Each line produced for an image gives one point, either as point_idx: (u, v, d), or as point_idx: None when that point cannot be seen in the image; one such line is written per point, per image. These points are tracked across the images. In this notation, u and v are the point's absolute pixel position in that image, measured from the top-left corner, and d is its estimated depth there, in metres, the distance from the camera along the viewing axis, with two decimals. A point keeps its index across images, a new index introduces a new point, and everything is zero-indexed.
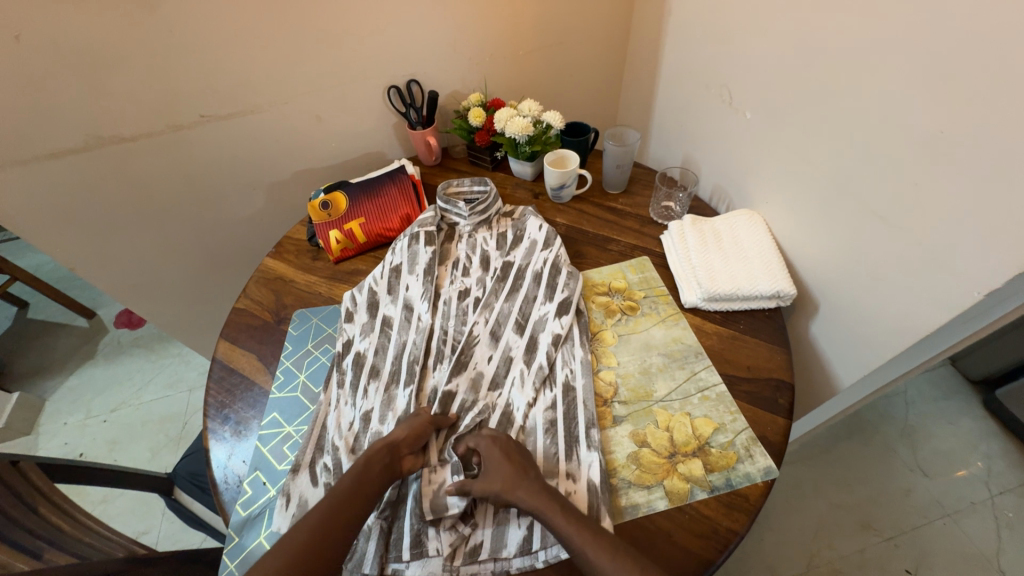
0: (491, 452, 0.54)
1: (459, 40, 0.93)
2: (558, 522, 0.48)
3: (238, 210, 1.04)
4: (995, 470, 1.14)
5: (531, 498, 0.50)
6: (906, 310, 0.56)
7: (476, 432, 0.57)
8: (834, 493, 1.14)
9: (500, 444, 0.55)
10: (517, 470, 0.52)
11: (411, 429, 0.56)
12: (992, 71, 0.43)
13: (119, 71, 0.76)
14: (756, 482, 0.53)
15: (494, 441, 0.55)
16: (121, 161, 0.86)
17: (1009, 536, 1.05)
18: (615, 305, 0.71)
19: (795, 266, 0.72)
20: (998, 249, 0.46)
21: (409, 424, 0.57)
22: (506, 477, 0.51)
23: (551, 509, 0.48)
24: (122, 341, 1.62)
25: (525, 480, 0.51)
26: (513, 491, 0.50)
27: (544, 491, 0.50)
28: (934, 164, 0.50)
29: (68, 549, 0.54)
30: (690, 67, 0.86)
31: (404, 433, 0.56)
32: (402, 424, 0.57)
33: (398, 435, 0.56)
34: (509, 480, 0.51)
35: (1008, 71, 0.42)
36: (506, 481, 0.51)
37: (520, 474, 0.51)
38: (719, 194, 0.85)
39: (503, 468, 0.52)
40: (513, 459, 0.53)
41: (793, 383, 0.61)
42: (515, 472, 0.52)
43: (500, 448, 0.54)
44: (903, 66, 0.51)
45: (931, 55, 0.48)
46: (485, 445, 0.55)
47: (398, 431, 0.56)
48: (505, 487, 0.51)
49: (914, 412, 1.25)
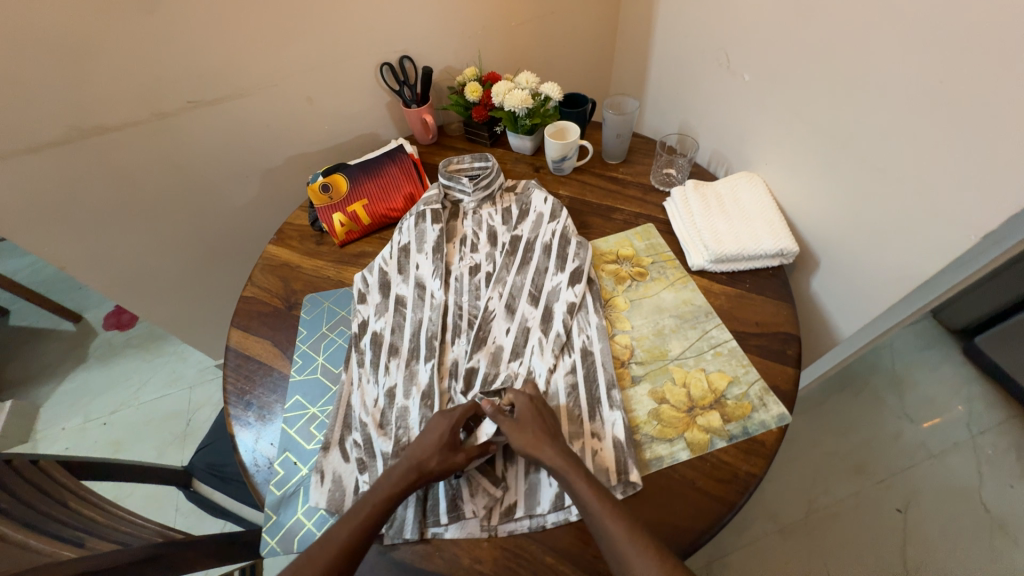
0: (524, 406, 0.56)
1: (450, 12, 0.90)
2: (579, 486, 0.49)
3: (231, 199, 1.01)
4: (975, 412, 1.22)
5: (554, 460, 0.51)
6: (908, 258, 0.58)
7: (514, 389, 0.58)
8: (829, 443, 1.20)
9: (535, 403, 0.57)
10: (546, 432, 0.53)
11: (445, 466, 0.53)
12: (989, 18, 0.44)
13: (97, 57, 0.73)
14: (772, 429, 0.56)
15: (530, 400, 0.57)
16: (107, 153, 0.82)
17: (989, 471, 1.13)
18: (624, 272, 0.73)
19: (795, 224, 0.74)
20: (993, 195, 0.48)
21: (444, 457, 0.53)
22: (533, 435, 0.53)
23: (572, 471, 0.50)
24: (114, 343, 1.58)
25: (549, 442, 0.53)
26: (537, 450, 0.52)
27: (567, 455, 0.52)
28: (933, 116, 0.51)
29: (108, 537, 0.54)
30: (686, 31, 0.85)
31: (435, 463, 0.53)
32: (434, 449, 0.54)
33: (429, 460, 0.53)
34: (536, 438, 0.53)
35: (1004, 15, 0.43)
36: (534, 438, 0.53)
37: (546, 435, 0.53)
38: (717, 160, 0.87)
39: (535, 426, 0.54)
40: (545, 421, 0.55)
41: (800, 335, 0.64)
42: (538, 432, 0.53)
43: (535, 407, 0.56)
44: (903, 18, 0.51)
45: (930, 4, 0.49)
46: (520, 401, 0.56)
47: (428, 454, 0.53)
48: (531, 443, 0.53)
49: (900, 363, 1.32)
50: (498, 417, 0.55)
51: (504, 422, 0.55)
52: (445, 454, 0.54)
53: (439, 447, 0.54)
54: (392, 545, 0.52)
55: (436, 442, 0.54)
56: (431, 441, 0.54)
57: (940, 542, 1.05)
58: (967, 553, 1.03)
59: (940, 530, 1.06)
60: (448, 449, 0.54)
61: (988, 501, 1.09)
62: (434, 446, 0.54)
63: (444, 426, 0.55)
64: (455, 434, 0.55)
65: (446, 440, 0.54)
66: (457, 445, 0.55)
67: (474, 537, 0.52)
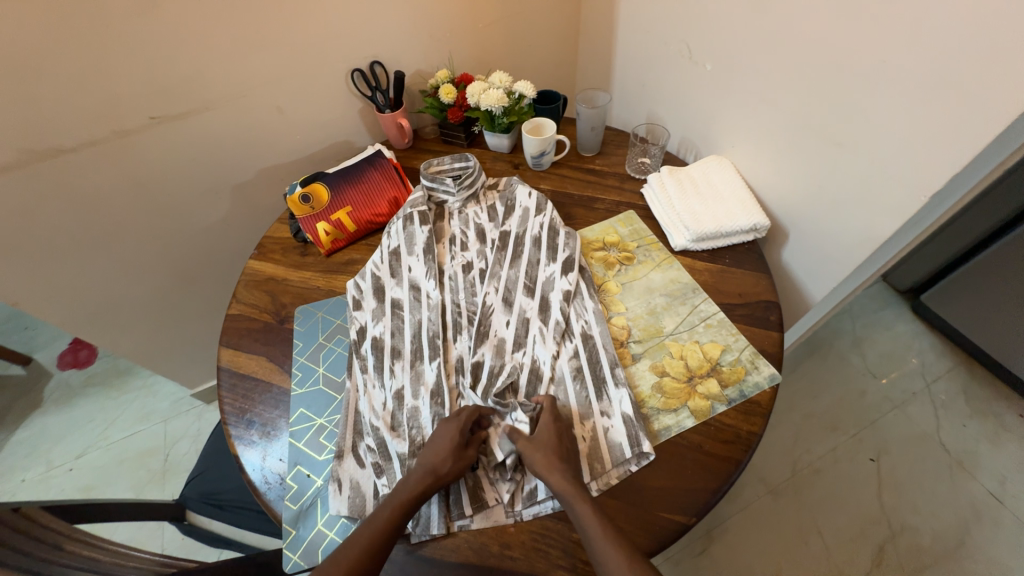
0: (547, 426, 0.56)
1: (418, 16, 0.90)
2: (579, 509, 0.49)
3: (200, 217, 0.97)
4: (927, 362, 1.34)
5: (560, 485, 0.51)
6: (868, 223, 0.64)
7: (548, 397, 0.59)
8: (805, 406, 1.28)
9: (558, 425, 0.56)
10: (558, 454, 0.53)
11: (458, 469, 0.53)
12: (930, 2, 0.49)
13: (49, 75, 0.68)
14: (765, 389, 0.60)
15: (555, 420, 0.56)
16: (64, 176, 0.77)
17: (944, 414, 1.24)
18: (612, 258, 0.76)
19: (764, 200, 0.80)
20: (934, 159, 0.54)
21: (458, 456, 0.54)
22: (545, 457, 0.53)
23: (577, 497, 0.50)
24: (72, 383, 1.47)
25: (560, 464, 0.52)
26: (547, 472, 0.52)
27: (575, 482, 0.51)
28: (878, 93, 0.57)
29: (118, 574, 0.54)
30: (648, 25, 0.89)
31: (450, 466, 0.53)
32: (446, 451, 0.54)
33: (443, 464, 0.53)
34: (545, 462, 0.52)
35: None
36: (546, 458, 0.53)
37: (559, 457, 0.53)
38: (686, 146, 0.92)
39: (548, 446, 0.54)
40: (563, 445, 0.54)
41: (779, 301, 0.70)
42: (550, 454, 0.53)
43: (558, 429, 0.56)
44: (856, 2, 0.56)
45: None
46: (546, 422, 0.56)
47: (442, 458, 0.54)
48: (543, 464, 0.52)
49: (860, 324, 1.42)
50: (517, 436, 0.56)
51: (521, 440, 0.55)
52: (457, 454, 0.54)
53: (453, 449, 0.54)
54: (419, 542, 0.53)
55: (449, 445, 0.54)
56: (444, 444, 0.55)
57: (909, 483, 1.15)
58: (932, 490, 1.13)
59: (908, 472, 1.16)
60: (459, 449, 0.55)
61: (946, 441, 1.20)
62: (447, 450, 0.54)
63: (454, 429, 0.56)
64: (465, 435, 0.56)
65: (457, 441, 0.55)
66: (466, 444, 0.56)
67: (500, 524, 0.53)
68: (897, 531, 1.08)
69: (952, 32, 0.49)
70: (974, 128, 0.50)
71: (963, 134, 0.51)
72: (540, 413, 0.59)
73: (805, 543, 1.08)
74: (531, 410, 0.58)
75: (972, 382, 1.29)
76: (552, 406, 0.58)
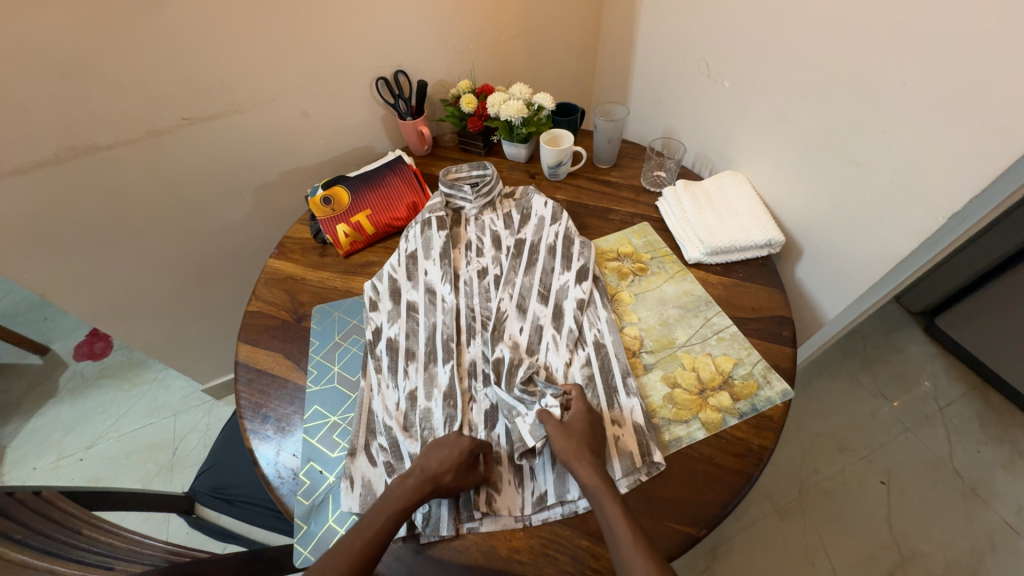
0: (579, 415, 0.56)
1: (443, 28, 0.93)
2: (608, 508, 0.49)
3: (223, 216, 0.99)
4: (941, 386, 1.32)
5: (590, 478, 0.51)
6: (883, 242, 0.65)
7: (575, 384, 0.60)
8: (814, 425, 1.27)
9: (591, 418, 0.57)
10: (589, 448, 0.54)
11: (460, 484, 0.53)
12: (953, 28, 0.50)
13: (92, 75, 0.71)
14: (777, 404, 0.60)
15: (588, 411, 0.57)
16: (97, 172, 0.80)
17: (957, 439, 1.22)
18: (626, 268, 0.77)
19: (778, 216, 0.80)
20: (952, 181, 0.55)
21: (459, 476, 0.53)
22: (576, 446, 0.54)
23: (608, 496, 0.50)
24: (86, 374, 1.50)
25: (590, 458, 0.53)
26: (576, 462, 0.52)
27: (607, 479, 0.52)
28: (897, 113, 0.58)
29: (136, 559, 0.56)
30: (668, 41, 0.91)
31: (451, 478, 0.53)
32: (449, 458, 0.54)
33: (444, 476, 0.53)
34: (575, 453, 0.53)
35: (966, 24, 0.49)
36: (576, 448, 0.53)
37: (589, 449, 0.54)
38: (701, 161, 0.93)
39: (575, 439, 0.54)
40: (595, 438, 0.55)
41: (792, 317, 0.70)
42: (581, 445, 0.54)
43: (591, 420, 0.56)
44: (879, 25, 0.57)
45: (902, 14, 0.54)
46: (578, 414, 0.57)
47: (446, 469, 0.53)
48: (572, 453, 0.53)
49: (872, 345, 1.41)
50: (546, 420, 0.56)
51: (553, 424, 0.55)
52: (462, 472, 0.54)
53: (458, 464, 0.54)
54: (428, 543, 0.53)
55: (454, 459, 0.54)
56: (447, 454, 0.54)
57: (920, 509, 1.12)
58: (944, 517, 1.11)
59: (919, 498, 1.14)
60: (464, 468, 0.54)
61: (959, 467, 1.18)
62: (452, 462, 0.54)
63: (461, 446, 0.55)
64: (471, 456, 0.55)
65: (462, 461, 0.54)
66: (471, 466, 0.55)
67: (508, 528, 0.54)
68: (908, 557, 1.06)
69: (975, 56, 0.49)
70: (993, 152, 0.50)
71: (981, 157, 0.52)
72: (569, 402, 0.59)
73: (811, 565, 1.06)
74: (561, 397, 0.59)
75: (987, 408, 1.27)
76: (581, 397, 0.59)
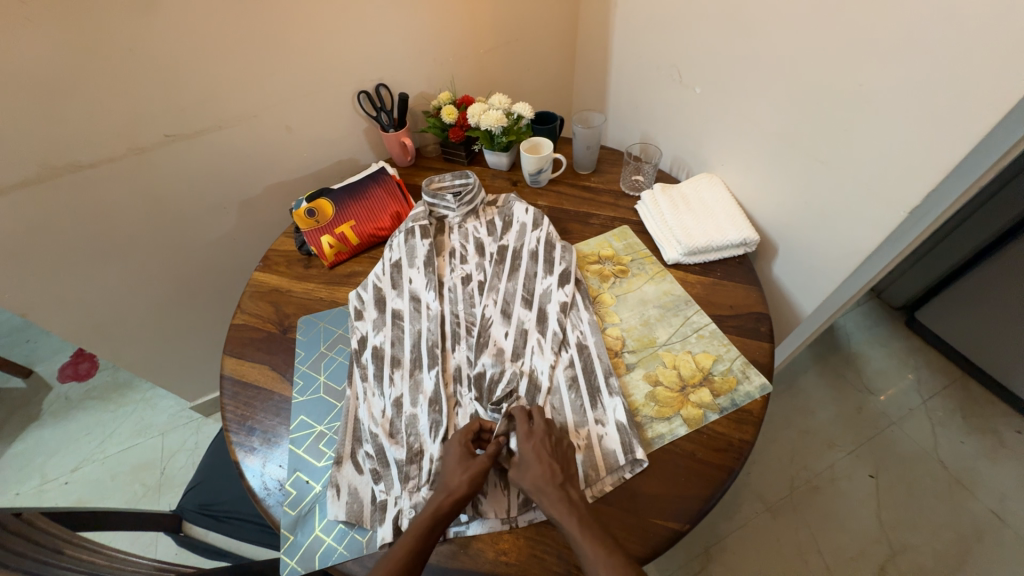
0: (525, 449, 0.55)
1: (423, 42, 0.95)
2: (575, 532, 0.49)
3: (209, 231, 1.00)
4: (924, 378, 1.34)
5: (552, 507, 0.51)
6: (852, 237, 0.68)
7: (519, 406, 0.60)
8: (800, 421, 1.29)
9: (534, 444, 0.55)
10: (550, 474, 0.53)
11: (472, 475, 0.54)
12: (902, 32, 0.53)
13: (75, 94, 0.72)
14: (756, 398, 0.62)
15: (529, 438, 0.56)
16: (79, 190, 0.80)
17: (942, 431, 1.25)
18: (607, 271, 0.79)
19: (753, 216, 0.83)
20: (909, 175, 0.58)
21: (465, 466, 0.54)
22: (537, 476, 0.53)
23: (571, 520, 0.49)
24: (71, 396, 1.48)
25: (553, 485, 0.52)
26: (539, 492, 0.52)
27: (570, 502, 0.51)
28: (858, 116, 0.61)
29: None
30: (641, 48, 0.93)
31: (465, 477, 0.53)
32: (455, 468, 0.55)
33: (454, 479, 0.54)
34: (539, 480, 0.53)
35: (913, 30, 0.52)
36: (537, 479, 0.53)
37: (547, 480, 0.52)
38: (678, 164, 0.96)
39: (534, 469, 0.53)
40: (549, 464, 0.53)
41: (769, 313, 0.72)
42: (541, 477, 0.53)
43: (534, 446, 0.55)
44: (836, 32, 0.60)
45: (855, 20, 0.58)
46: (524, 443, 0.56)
47: (452, 473, 0.54)
48: (534, 487, 0.53)
49: (855, 339, 1.43)
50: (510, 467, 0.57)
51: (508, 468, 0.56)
52: (466, 464, 0.55)
53: (460, 462, 0.55)
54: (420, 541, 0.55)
55: (456, 459, 0.56)
56: (453, 461, 0.56)
57: (909, 502, 1.14)
58: (932, 509, 1.13)
59: (907, 491, 1.16)
60: (468, 460, 0.55)
61: (945, 459, 1.20)
62: (456, 464, 0.55)
63: (456, 444, 0.57)
64: (468, 448, 0.57)
65: (463, 453, 0.56)
66: (472, 454, 0.57)
67: (495, 530, 0.54)
68: (898, 550, 1.07)
69: (923, 60, 0.53)
70: (945, 149, 0.53)
71: (936, 153, 0.54)
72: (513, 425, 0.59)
73: (804, 562, 1.07)
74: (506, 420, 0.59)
75: (969, 399, 1.30)
76: (524, 414, 0.59)
